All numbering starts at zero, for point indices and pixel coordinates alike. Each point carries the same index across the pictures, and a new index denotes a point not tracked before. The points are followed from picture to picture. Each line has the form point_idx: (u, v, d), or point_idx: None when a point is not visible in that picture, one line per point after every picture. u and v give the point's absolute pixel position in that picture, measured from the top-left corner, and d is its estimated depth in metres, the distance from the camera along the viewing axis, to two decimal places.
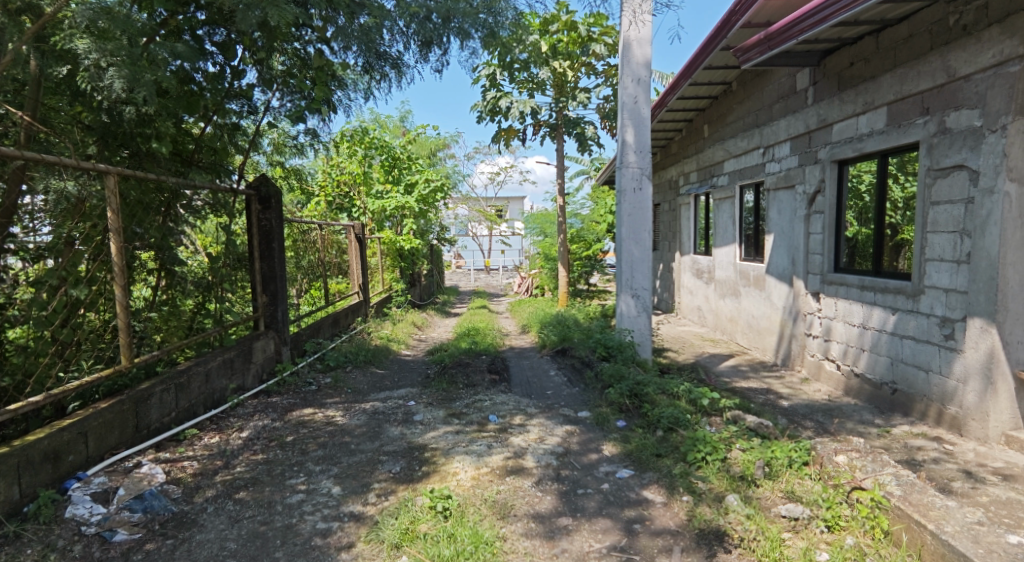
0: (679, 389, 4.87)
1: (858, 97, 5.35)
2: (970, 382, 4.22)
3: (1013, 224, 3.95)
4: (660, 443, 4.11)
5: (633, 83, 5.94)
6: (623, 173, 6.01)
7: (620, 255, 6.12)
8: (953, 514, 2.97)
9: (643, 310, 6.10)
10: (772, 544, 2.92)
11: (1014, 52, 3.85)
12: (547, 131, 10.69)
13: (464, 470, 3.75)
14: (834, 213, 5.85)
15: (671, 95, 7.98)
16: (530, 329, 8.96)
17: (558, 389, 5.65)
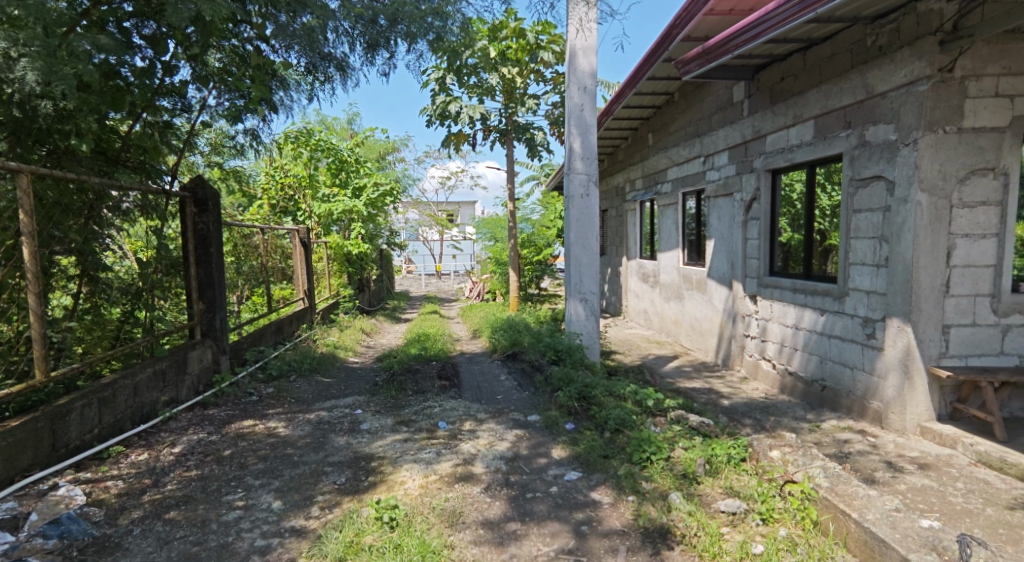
0: (625, 391, 5.01)
1: (789, 110, 5.65)
2: (890, 377, 4.52)
3: (924, 230, 4.24)
4: (607, 445, 4.21)
5: (579, 91, 6.09)
6: (571, 179, 6.14)
7: (568, 260, 6.24)
8: (874, 502, 3.17)
9: (591, 313, 6.23)
10: (712, 539, 3.05)
11: (923, 72, 4.15)
12: (496, 137, 10.77)
13: (412, 479, 3.75)
14: (769, 219, 6.15)
15: (616, 104, 8.21)
16: (480, 334, 8.99)
17: (508, 394, 5.71)
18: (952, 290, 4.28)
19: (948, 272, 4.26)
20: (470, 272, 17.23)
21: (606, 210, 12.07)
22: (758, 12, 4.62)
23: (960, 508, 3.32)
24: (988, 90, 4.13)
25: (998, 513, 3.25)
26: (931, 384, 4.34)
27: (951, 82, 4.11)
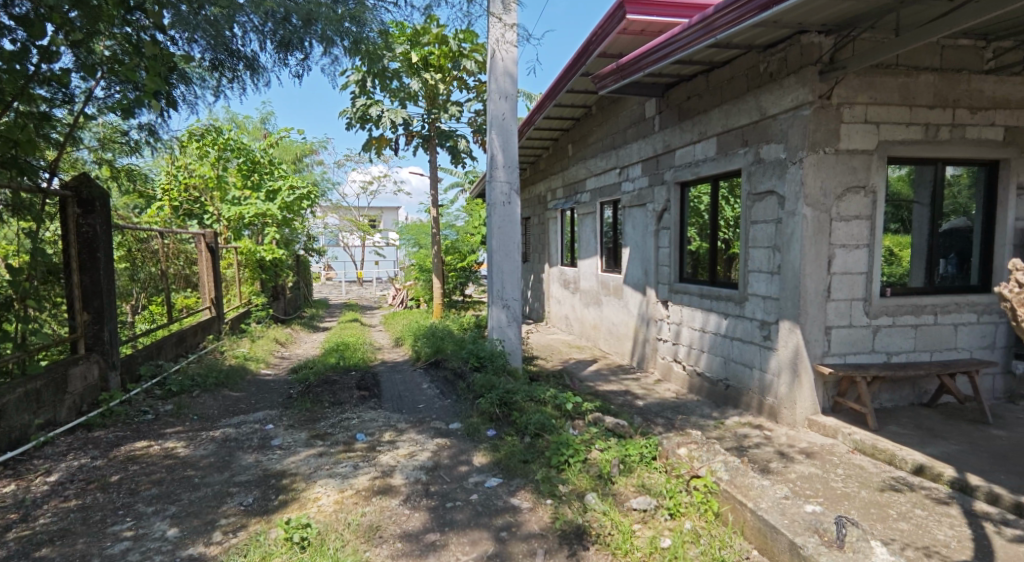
0: (545, 395, 5.17)
1: (695, 128, 6.05)
2: (782, 375, 4.93)
3: (810, 240, 4.67)
4: (527, 450, 4.34)
5: (501, 100, 6.22)
6: (492, 187, 6.25)
7: (490, 267, 6.34)
8: (767, 492, 3.36)
9: (513, 320, 6.36)
10: (624, 537, 3.19)
11: (806, 98, 4.59)
12: (419, 142, 10.74)
13: (327, 495, 3.72)
14: (678, 229, 6.53)
15: (538, 115, 8.45)
16: (403, 341, 8.95)
17: (430, 402, 5.74)
18: (833, 295, 4.74)
19: (830, 279, 4.72)
20: (394, 278, 17.02)
21: (529, 218, 12.31)
22: (666, 34, 4.94)
23: (840, 492, 3.69)
24: (860, 117, 4.62)
25: (870, 495, 3.63)
26: (815, 380, 4.79)
27: (830, 108, 4.57)
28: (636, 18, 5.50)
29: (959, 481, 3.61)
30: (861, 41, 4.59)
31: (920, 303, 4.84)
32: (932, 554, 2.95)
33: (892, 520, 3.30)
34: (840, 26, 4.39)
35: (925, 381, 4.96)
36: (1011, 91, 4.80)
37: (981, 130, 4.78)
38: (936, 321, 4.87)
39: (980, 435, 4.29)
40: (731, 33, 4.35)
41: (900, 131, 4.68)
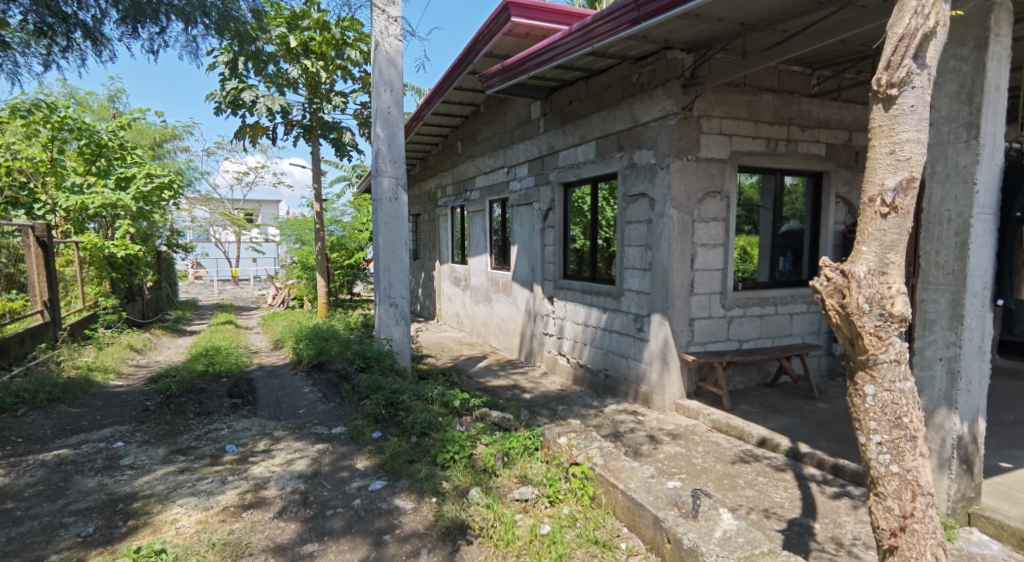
0: (433, 393, 5.21)
1: (576, 131, 6.36)
2: (653, 364, 5.35)
3: (676, 239, 5.11)
4: (413, 449, 4.38)
5: (387, 93, 6.13)
6: (378, 183, 6.15)
7: (376, 264, 6.25)
8: (637, 472, 3.56)
9: (401, 318, 6.32)
10: (506, 527, 3.31)
11: (672, 109, 5.01)
12: (300, 132, 10.32)
13: (187, 515, 3.51)
14: (562, 227, 6.82)
15: (426, 111, 8.45)
16: (282, 345, 8.59)
17: (311, 407, 5.60)
18: (696, 289, 5.21)
19: (693, 275, 5.19)
20: (275, 276, 16.23)
21: (418, 215, 12.24)
22: (547, 39, 5.16)
23: (700, 468, 4.08)
24: (716, 129, 5.12)
25: (724, 467, 4.06)
26: (681, 367, 5.25)
27: (691, 119, 5.02)
28: (521, 22, 5.70)
29: (794, 451, 4.13)
30: (717, 60, 5.08)
31: (765, 296, 5.46)
32: (771, 515, 3.37)
33: (740, 489, 3.72)
34: (699, 45, 4.84)
35: (769, 364, 5.61)
36: (834, 113, 5.52)
37: (809, 145, 5.47)
38: (777, 312, 5.51)
39: (810, 409, 4.92)
40: (606, 43, 4.63)
41: (748, 143, 5.24)
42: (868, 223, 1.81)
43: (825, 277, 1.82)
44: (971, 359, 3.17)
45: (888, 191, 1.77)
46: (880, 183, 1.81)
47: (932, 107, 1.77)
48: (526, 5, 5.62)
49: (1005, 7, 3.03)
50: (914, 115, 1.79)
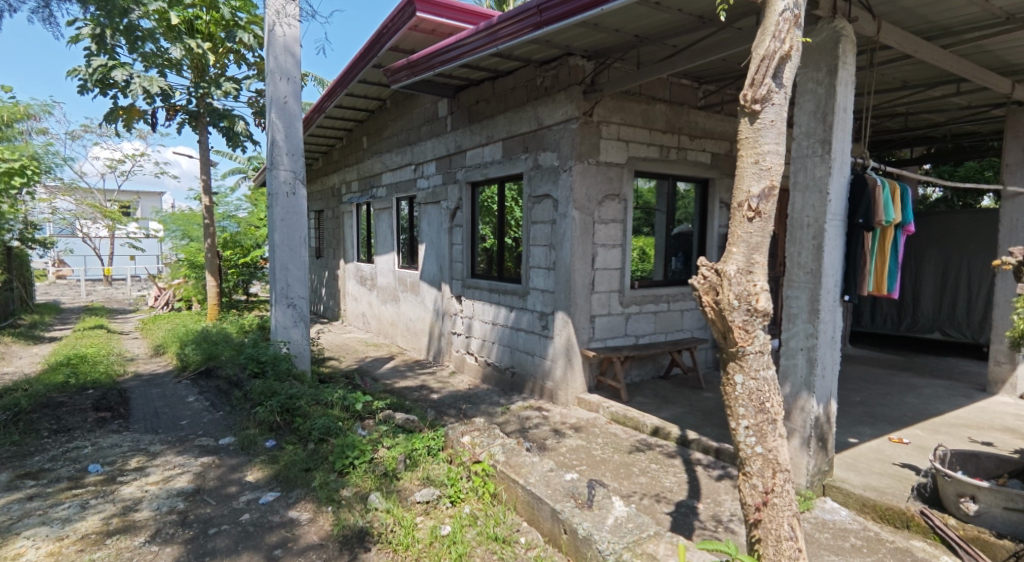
0: (333, 397, 5.06)
1: (483, 131, 6.43)
2: (557, 361, 5.52)
3: (578, 240, 5.29)
4: (310, 457, 4.25)
5: (283, 81, 5.87)
6: (274, 176, 5.86)
7: (272, 263, 5.96)
8: (536, 466, 3.66)
9: (300, 319, 6.06)
10: (405, 532, 3.30)
11: (573, 114, 5.19)
12: (184, 118, 9.64)
13: (37, 548, 3.21)
14: (470, 226, 6.86)
15: (328, 103, 8.15)
16: (163, 351, 8.02)
17: (195, 418, 5.28)
18: (596, 287, 5.43)
19: (594, 274, 5.40)
20: (158, 275, 15.09)
21: (321, 211, 11.84)
22: (453, 37, 5.15)
23: (599, 459, 4.26)
24: (614, 135, 5.36)
25: (620, 457, 4.27)
26: (583, 363, 5.47)
27: (591, 124, 5.23)
28: (427, 18, 5.68)
29: (683, 438, 4.41)
30: (614, 69, 5.31)
31: (659, 293, 5.81)
32: (661, 499, 3.60)
33: (635, 476, 3.93)
34: (598, 53, 5.08)
35: (662, 357, 5.96)
36: (719, 125, 5.94)
37: (697, 153, 5.85)
38: (669, 308, 5.89)
39: (697, 398, 5.28)
40: (511, 45, 4.71)
41: (643, 150, 5.53)
42: (738, 227, 1.99)
43: (703, 275, 1.98)
44: (826, 348, 3.56)
45: (753, 197, 1.96)
46: (747, 190, 1.99)
47: (788, 123, 1.98)
48: (432, 1, 5.60)
49: (851, 38, 3.43)
50: (774, 129, 1.99)
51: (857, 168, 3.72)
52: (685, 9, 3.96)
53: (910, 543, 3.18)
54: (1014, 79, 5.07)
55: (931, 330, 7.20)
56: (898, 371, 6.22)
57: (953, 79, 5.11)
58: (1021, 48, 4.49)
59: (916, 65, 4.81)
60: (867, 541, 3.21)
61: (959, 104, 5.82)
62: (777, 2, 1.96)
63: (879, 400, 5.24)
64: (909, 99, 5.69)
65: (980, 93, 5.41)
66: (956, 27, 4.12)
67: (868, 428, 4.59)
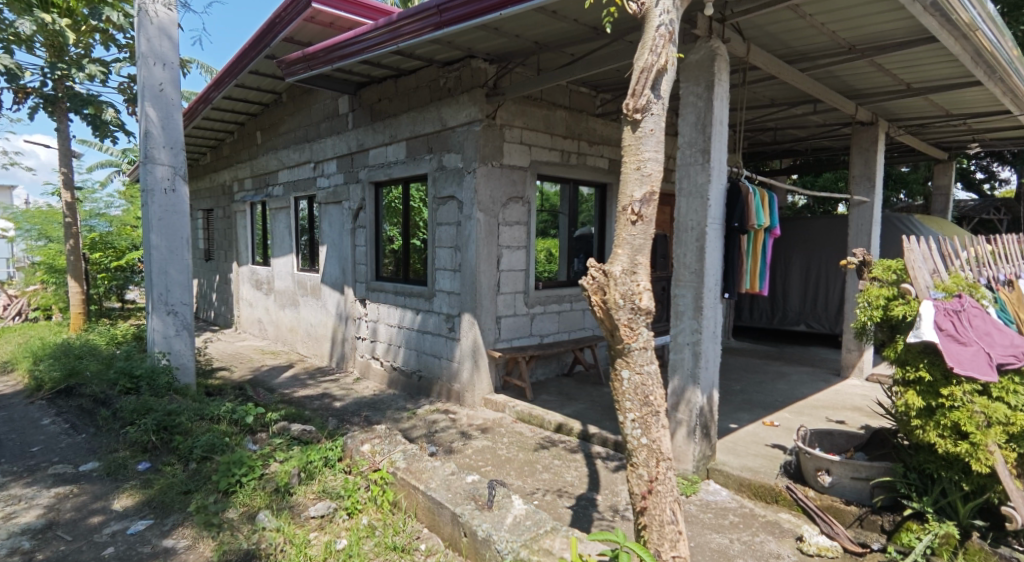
0: (220, 411, 4.76)
1: (386, 130, 6.31)
2: (464, 362, 5.49)
3: (482, 241, 5.32)
4: (190, 478, 3.96)
5: (159, 67, 5.42)
6: (150, 170, 5.40)
7: (149, 266, 5.48)
8: (438, 470, 3.64)
9: (183, 328, 5.61)
10: (297, 549, 3.15)
11: (476, 116, 5.20)
12: (38, 102, 8.70)
13: None
14: (374, 227, 6.71)
15: (215, 93, 7.63)
16: (14, 368, 7.18)
17: (51, 443, 4.77)
18: (501, 289, 5.49)
19: (498, 276, 5.46)
20: (13, 281, 13.51)
21: (210, 210, 11.15)
22: (352, 31, 5.01)
23: (505, 459, 4.31)
24: (517, 138, 5.45)
25: (525, 455, 4.35)
26: (490, 364, 5.51)
27: (494, 127, 5.27)
28: (322, 9, 5.51)
29: (584, 433, 4.56)
30: (516, 73, 5.39)
31: (562, 294, 6.01)
32: (563, 494, 3.70)
33: (538, 473, 4.02)
34: (500, 58, 5.13)
35: (566, 355, 6.14)
36: (615, 131, 6.18)
37: (596, 159, 6.07)
38: (571, 308, 6.11)
39: (597, 393, 5.49)
40: (412, 42, 4.64)
41: (545, 154, 5.68)
42: (623, 230, 2.08)
43: (591, 275, 2.06)
44: (710, 342, 3.81)
45: (636, 202, 2.07)
46: (630, 195, 2.10)
47: (666, 132, 2.11)
48: None
49: (725, 57, 3.71)
50: (653, 137, 2.10)
51: (732, 176, 4.03)
52: (580, 19, 4.11)
53: (778, 516, 3.50)
54: (859, 102, 5.66)
55: (798, 323, 7.84)
56: (772, 360, 6.77)
57: (810, 100, 5.62)
58: (863, 75, 5.03)
59: (783, 84, 5.25)
60: (743, 517, 3.48)
61: (817, 122, 6.41)
62: (654, 18, 2.08)
63: (755, 387, 5.66)
64: (777, 116, 6.19)
65: (833, 113, 6.00)
66: (811, 54, 4.57)
67: (746, 414, 4.94)
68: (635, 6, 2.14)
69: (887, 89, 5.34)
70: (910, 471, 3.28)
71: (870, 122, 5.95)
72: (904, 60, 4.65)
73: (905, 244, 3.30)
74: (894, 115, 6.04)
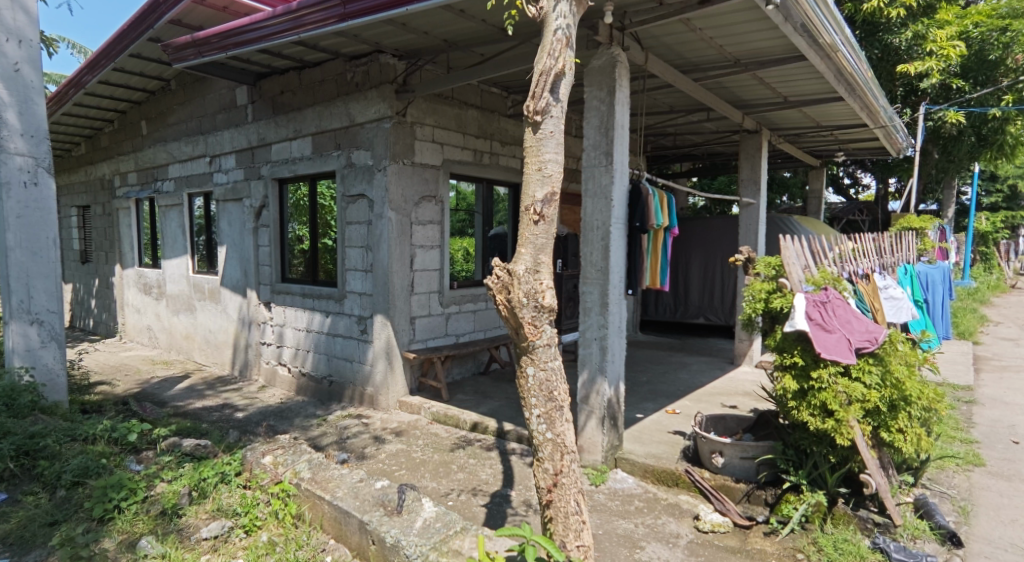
0: (96, 430, 4.40)
1: (289, 124, 6.07)
2: (377, 364, 5.38)
3: (395, 241, 5.24)
4: (59, 507, 3.59)
5: (15, 44, 4.85)
6: (6, 162, 4.85)
7: (8, 269, 4.90)
8: (344, 479, 3.55)
9: (52, 338, 5.07)
10: None
11: (386, 112, 5.13)
12: None
13: None
14: (278, 227, 6.43)
15: (88, 76, 6.95)
16: None
17: None
18: (415, 289, 5.45)
19: (412, 275, 5.41)
20: None
21: (87, 206, 10.20)
22: (250, 17, 4.76)
23: (420, 460, 4.29)
24: (429, 137, 5.42)
25: (440, 456, 4.35)
26: (404, 365, 5.44)
27: (405, 124, 5.21)
28: None
29: (499, 430, 4.62)
30: (426, 70, 5.36)
31: (477, 293, 6.05)
32: (477, 493, 3.73)
33: (453, 473, 4.03)
34: (410, 54, 5.07)
35: (481, 354, 6.19)
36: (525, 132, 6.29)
37: (508, 159, 6.16)
38: (486, 307, 6.16)
39: (512, 390, 5.58)
40: (316, 33, 4.49)
41: (458, 153, 5.68)
42: (527, 230, 2.17)
43: (496, 275, 2.13)
44: (615, 336, 3.97)
45: (538, 202, 2.16)
46: (532, 195, 2.19)
47: (565, 135, 2.20)
48: None
49: (624, 63, 3.89)
50: (554, 139, 2.19)
51: (634, 178, 4.22)
52: (488, 19, 4.15)
53: (678, 497, 3.74)
54: (746, 112, 6.09)
55: (698, 316, 8.32)
56: (675, 352, 7.14)
57: (704, 108, 5.97)
58: (748, 87, 5.42)
59: (679, 93, 5.55)
60: (647, 502, 3.68)
61: (710, 129, 6.84)
62: (551, 22, 2.16)
63: (659, 378, 5.95)
64: (675, 122, 6.53)
65: (724, 121, 6.42)
66: (703, 65, 4.88)
67: (650, 403, 5.20)
68: (534, 10, 2.23)
69: (768, 101, 5.79)
70: (789, 448, 3.59)
71: (754, 130, 6.42)
72: (782, 75, 5.05)
73: (782, 243, 3.59)
74: (774, 125, 6.56)
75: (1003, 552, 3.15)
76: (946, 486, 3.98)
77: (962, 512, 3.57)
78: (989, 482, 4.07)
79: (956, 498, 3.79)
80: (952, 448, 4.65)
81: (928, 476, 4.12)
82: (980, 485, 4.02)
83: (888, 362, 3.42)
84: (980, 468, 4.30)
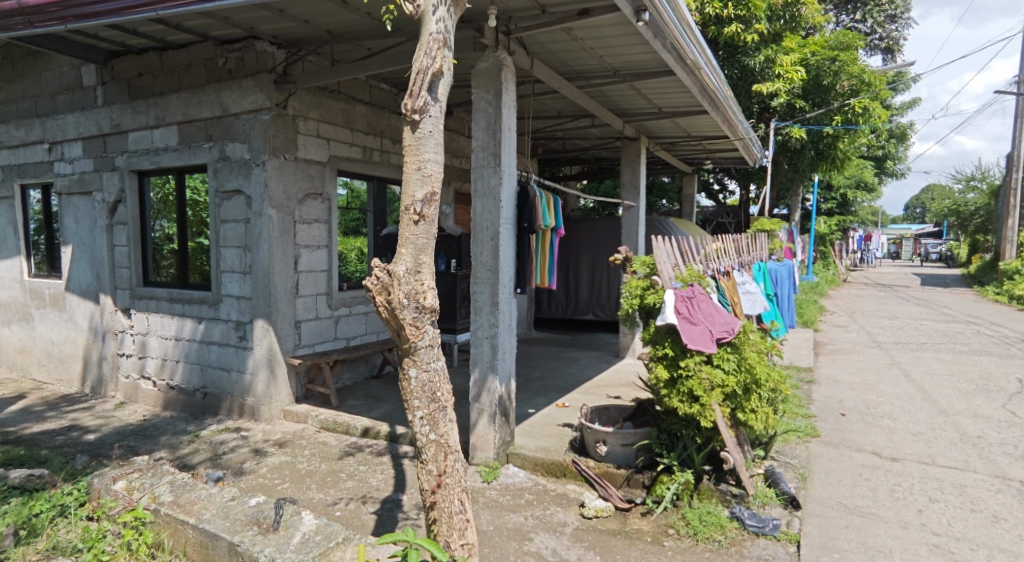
0: None
1: (149, 110, 5.47)
2: (258, 373, 5.00)
3: (276, 240, 4.91)
4: None
5: None
6: None
7: None
8: (213, 499, 3.20)
9: None
10: None
11: (264, 103, 4.79)
12: None
13: None
14: (138, 224, 5.77)
15: None
16: None
17: None
18: (300, 292, 5.15)
19: (296, 277, 5.11)
20: None
21: None
22: None
23: (304, 472, 4.07)
24: (313, 131, 5.15)
25: (327, 465, 4.16)
26: (288, 373, 5.12)
27: (286, 117, 4.91)
28: None
29: (391, 434, 4.51)
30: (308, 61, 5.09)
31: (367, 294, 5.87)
32: (367, 500, 3.63)
33: (341, 482, 3.88)
34: (289, 43, 4.79)
35: (373, 357, 6.01)
36: None
37: (399, 157, 6.02)
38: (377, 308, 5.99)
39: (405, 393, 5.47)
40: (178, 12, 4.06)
41: (345, 149, 5.46)
42: (406, 230, 2.15)
43: (375, 275, 2.09)
44: (505, 334, 4.06)
45: (417, 202, 2.15)
46: (411, 195, 2.18)
47: (444, 134, 2.22)
48: None
49: (510, 68, 3.97)
50: (431, 139, 2.20)
51: (521, 180, 4.33)
52: (373, 13, 4.02)
53: (566, 488, 3.90)
54: (626, 119, 6.49)
55: (587, 313, 8.72)
56: (564, 347, 7.42)
57: (588, 114, 6.27)
58: (626, 97, 5.77)
59: (564, 98, 5.78)
60: (536, 494, 3.80)
61: (596, 135, 7.19)
62: (428, 21, 2.15)
63: (550, 373, 6.17)
64: (563, 127, 6.79)
65: (607, 127, 6.79)
66: (587, 73, 5.13)
67: (542, 398, 5.36)
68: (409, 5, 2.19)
69: (645, 111, 6.21)
70: (662, 433, 3.87)
71: (633, 138, 6.86)
72: (657, 87, 5.43)
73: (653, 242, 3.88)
74: (650, 133, 7.05)
75: (831, 510, 3.67)
76: (789, 456, 4.53)
77: (801, 478, 4.08)
78: (822, 450, 4.70)
79: (796, 466, 4.33)
80: (796, 422, 5.31)
81: (776, 448, 4.66)
82: (815, 453, 4.64)
83: (743, 350, 3.78)
84: (815, 438, 4.96)
